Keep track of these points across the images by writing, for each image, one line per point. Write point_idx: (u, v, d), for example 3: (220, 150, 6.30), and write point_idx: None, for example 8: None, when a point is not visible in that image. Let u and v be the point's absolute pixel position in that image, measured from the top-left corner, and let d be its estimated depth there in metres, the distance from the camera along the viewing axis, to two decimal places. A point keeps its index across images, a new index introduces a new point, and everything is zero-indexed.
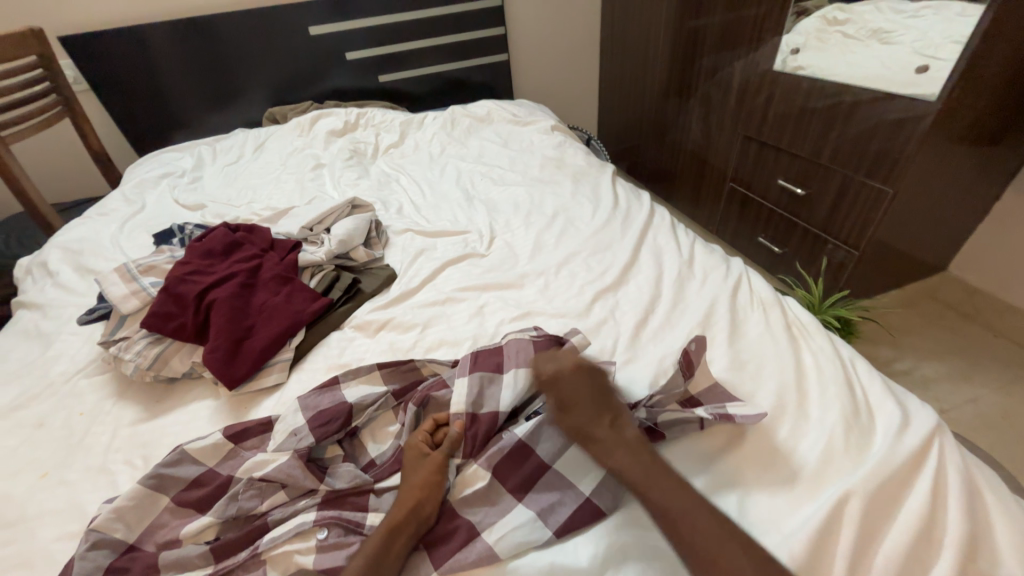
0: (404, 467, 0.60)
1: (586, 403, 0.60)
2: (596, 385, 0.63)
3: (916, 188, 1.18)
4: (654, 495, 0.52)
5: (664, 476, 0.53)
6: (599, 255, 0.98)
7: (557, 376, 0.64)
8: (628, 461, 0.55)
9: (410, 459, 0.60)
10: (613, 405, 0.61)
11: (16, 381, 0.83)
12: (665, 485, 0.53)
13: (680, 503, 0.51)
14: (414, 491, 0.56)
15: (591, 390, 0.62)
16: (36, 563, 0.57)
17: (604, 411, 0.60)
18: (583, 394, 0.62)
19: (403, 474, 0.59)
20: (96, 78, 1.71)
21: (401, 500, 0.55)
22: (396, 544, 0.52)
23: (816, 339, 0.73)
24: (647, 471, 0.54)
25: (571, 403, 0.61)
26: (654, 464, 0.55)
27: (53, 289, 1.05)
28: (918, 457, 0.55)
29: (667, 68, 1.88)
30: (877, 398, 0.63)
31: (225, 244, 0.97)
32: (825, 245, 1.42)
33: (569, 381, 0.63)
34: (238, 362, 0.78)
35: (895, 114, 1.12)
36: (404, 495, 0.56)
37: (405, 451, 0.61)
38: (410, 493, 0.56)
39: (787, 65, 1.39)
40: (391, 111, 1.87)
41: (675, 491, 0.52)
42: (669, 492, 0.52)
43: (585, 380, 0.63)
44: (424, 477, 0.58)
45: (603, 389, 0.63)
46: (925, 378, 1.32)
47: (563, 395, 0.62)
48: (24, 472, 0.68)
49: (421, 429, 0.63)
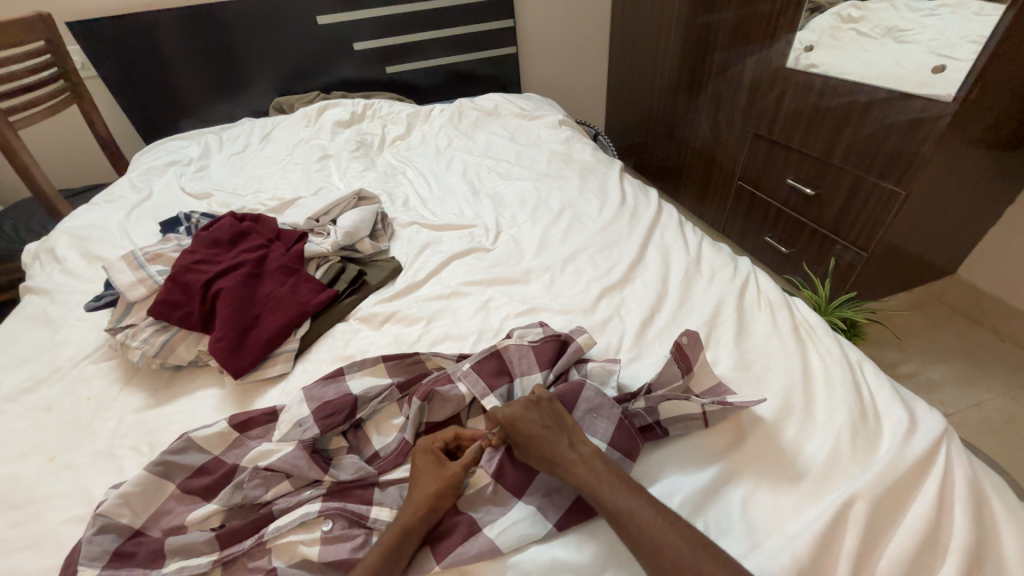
0: (415, 471, 0.58)
1: (538, 427, 0.57)
2: (552, 409, 0.59)
3: (930, 190, 1.17)
4: (622, 523, 0.49)
5: (627, 494, 0.51)
6: (606, 252, 0.97)
7: (509, 412, 0.59)
8: (595, 486, 0.52)
9: (422, 463, 0.58)
10: (573, 428, 0.57)
11: (24, 366, 0.84)
12: (635, 508, 0.50)
13: (654, 532, 0.48)
14: (425, 496, 0.55)
15: (545, 417, 0.58)
16: (44, 544, 0.58)
17: (559, 431, 0.57)
18: (539, 424, 0.57)
19: (413, 480, 0.57)
20: (105, 64, 1.71)
21: (412, 502, 0.55)
22: (405, 541, 0.52)
23: (824, 341, 0.72)
24: (616, 497, 0.51)
25: (519, 416, 0.58)
26: (621, 486, 0.52)
27: (61, 275, 1.05)
28: (926, 462, 0.55)
29: (678, 64, 1.86)
30: (884, 402, 0.62)
31: (232, 234, 0.97)
32: (833, 246, 1.40)
33: (521, 415, 0.58)
34: (243, 352, 0.78)
35: (911, 114, 1.11)
36: (416, 498, 0.55)
37: (416, 455, 0.60)
38: (421, 494, 0.55)
39: (799, 63, 1.37)
40: (398, 102, 1.85)
41: (646, 513, 0.49)
42: (638, 515, 0.49)
43: (539, 408, 0.59)
44: (438, 483, 0.56)
45: (560, 412, 0.59)
46: (930, 381, 1.31)
47: (519, 429, 0.57)
48: (31, 455, 0.69)
49: (441, 437, 0.61)
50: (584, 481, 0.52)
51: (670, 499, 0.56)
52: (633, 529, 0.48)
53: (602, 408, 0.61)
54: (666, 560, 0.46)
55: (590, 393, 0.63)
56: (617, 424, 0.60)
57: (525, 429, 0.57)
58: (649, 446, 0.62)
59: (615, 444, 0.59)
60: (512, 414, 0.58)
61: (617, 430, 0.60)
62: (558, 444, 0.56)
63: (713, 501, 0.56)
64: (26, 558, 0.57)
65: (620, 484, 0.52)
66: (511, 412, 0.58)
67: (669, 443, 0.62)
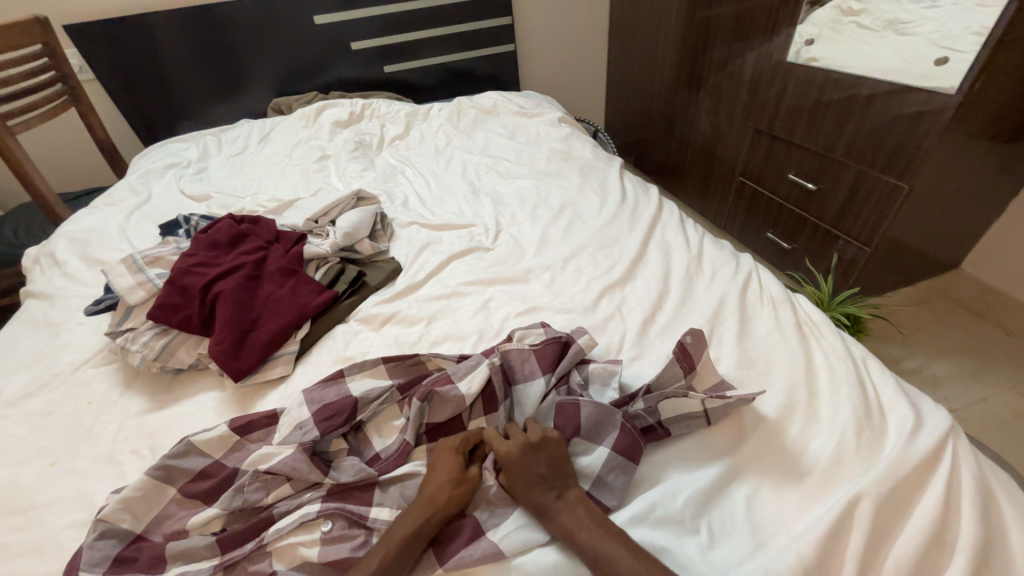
0: (434, 469, 0.58)
1: (533, 472, 0.55)
2: (555, 447, 0.57)
3: (934, 184, 1.16)
4: (602, 573, 0.48)
5: (611, 545, 0.49)
6: (607, 249, 0.97)
7: (507, 451, 0.57)
8: (577, 533, 0.50)
9: (442, 461, 0.58)
10: (568, 477, 0.56)
11: (25, 370, 0.84)
12: (616, 554, 0.48)
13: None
14: (440, 499, 0.54)
15: (541, 461, 0.56)
16: (46, 550, 0.58)
17: (553, 478, 0.55)
18: (533, 468, 0.55)
19: (428, 478, 0.57)
20: (103, 67, 1.71)
21: (424, 503, 0.54)
22: (411, 542, 0.51)
23: (827, 338, 0.72)
24: (599, 545, 0.49)
25: (512, 460, 0.56)
26: (602, 536, 0.50)
27: (61, 278, 1.05)
28: (932, 460, 0.54)
29: (678, 59, 1.85)
30: (889, 399, 0.62)
31: (231, 236, 0.96)
32: (836, 241, 1.39)
33: (517, 456, 0.56)
34: (244, 355, 0.78)
35: (913, 107, 1.10)
36: (428, 499, 0.54)
37: (438, 454, 0.59)
38: (433, 497, 0.55)
39: (800, 56, 1.36)
40: (397, 101, 1.85)
41: (625, 561, 0.47)
42: (618, 562, 0.48)
43: (537, 452, 0.57)
44: (451, 487, 0.55)
45: (559, 455, 0.57)
46: (934, 377, 1.30)
47: (512, 471, 0.56)
48: (32, 460, 0.69)
49: (459, 438, 0.61)
50: (567, 528, 0.51)
51: (673, 498, 0.55)
52: None
53: (605, 417, 0.61)
54: None
55: (589, 410, 0.61)
56: (618, 429, 0.59)
57: (520, 471, 0.55)
58: (654, 447, 0.62)
59: (616, 449, 0.58)
60: (508, 454, 0.57)
61: (618, 436, 0.59)
62: (546, 491, 0.54)
63: (716, 502, 0.55)
64: (28, 564, 0.57)
65: (600, 531, 0.50)
66: (507, 453, 0.57)
67: (673, 443, 0.61)
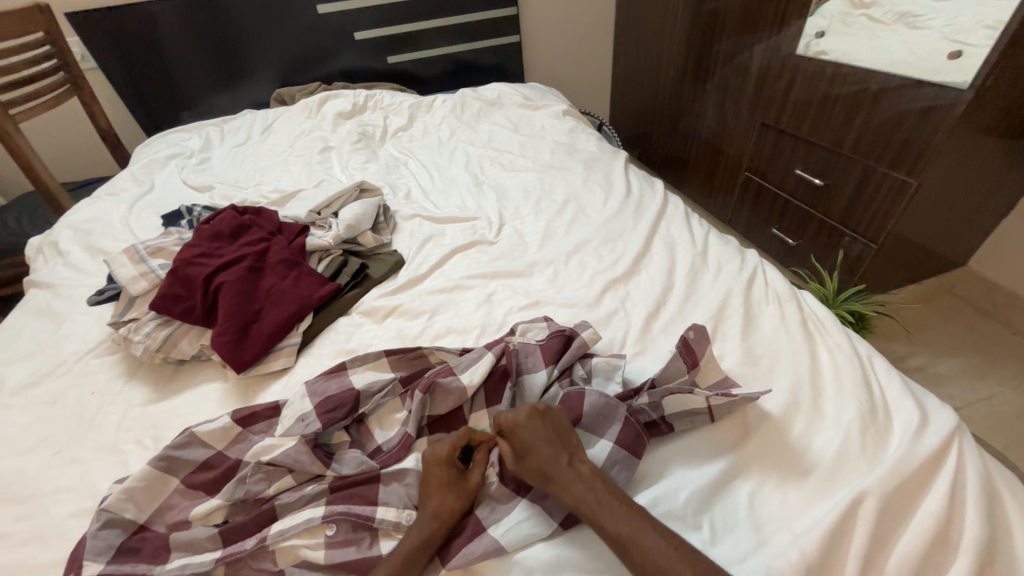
0: (431, 480, 0.56)
1: (542, 444, 0.55)
2: (558, 420, 0.58)
3: (943, 180, 1.14)
4: (626, 549, 0.48)
5: (634, 522, 0.49)
6: (611, 244, 0.96)
7: (513, 419, 0.57)
8: (594, 505, 0.50)
9: (438, 473, 0.56)
10: (577, 447, 0.56)
11: (29, 359, 0.84)
12: (640, 532, 0.48)
13: (657, 555, 0.46)
14: (446, 511, 0.54)
15: (549, 429, 0.56)
16: (50, 539, 0.58)
17: (564, 449, 0.55)
18: (542, 436, 0.55)
19: (427, 490, 0.56)
20: (105, 55, 1.70)
21: (427, 516, 0.54)
22: (419, 554, 0.51)
23: (832, 335, 0.71)
24: (620, 521, 0.49)
25: (520, 430, 0.56)
26: (622, 509, 0.50)
27: (64, 268, 1.05)
28: (937, 459, 0.53)
29: (685, 52, 1.82)
30: (895, 397, 0.61)
31: (233, 227, 0.96)
32: (841, 238, 1.38)
33: (523, 426, 0.56)
34: (246, 346, 0.78)
35: (924, 101, 1.08)
36: (433, 511, 0.54)
37: (431, 464, 0.56)
38: (438, 508, 0.54)
39: (810, 50, 1.33)
40: (400, 93, 1.83)
41: (650, 538, 0.48)
42: (642, 540, 0.48)
43: (543, 419, 0.57)
44: (454, 496, 0.55)
45: (563, 426, 0.57)
46: (938, 375, 1.29)
47: (519, 439, 0.55)
48: (36, 449, 0.69)
49: (450, 441, 0.58)
50: (585, 503, 0.51)
51: (676, 494, 0.55)
52: (636, 554, 0.47)
53: (609, 409, 0.60)
54: None
55: (594, 399, 0.61)
56: (623, 422, 0.59)
57: (528, 439, 0.55)
58: (656, 443, 0.61)
59: (620, 441, 0.58)
60: (515, 422, 0.57)
61: (621, 429, 0.59)
62: (558, 460, 0.54)
63: (720, 498, 0.55)
64: (33, 552, 0.57)
65: (621, 506, 0.51)
66: (514, 419, 0.57)
67: (675, 438, 0.61)
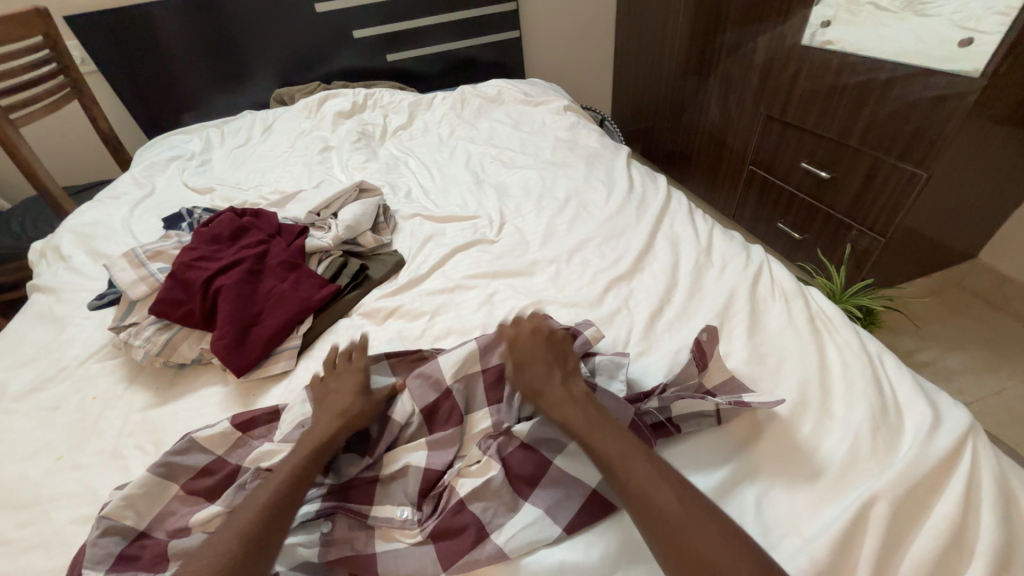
0: (336, 395, 0.64)
1: (539, 361, 0.61)
2: (557, 344, 0.64)
3: (953, 171, 1.12)
4: (607, 460, 0.50)
5: (619, 441, 0.51)
6: (613, 241, 0.95)
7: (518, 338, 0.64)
8: (585, 423, 0.53)
9: (343, 388, 0.65)
10: (573, 366, 0.61)
11: (32, 364, 0.84)
12: (621, 449, 0.50)
13: (635, 470, 0.48)
14: (342, 417, 0.61)
15: (548, 350, 0.63)
16: (52, 545, 0.58)
17: (560, 368, 0.60)
18: (541, 356, 0.62)
19: (331, 403, 0.63)
20: (106, 58, 1.70)
21: (326, 423, 0.60)
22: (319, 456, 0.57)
23: (841, 332, 0.69)
24: (605, 438, 0.52)
25: (522, 349, 0.63)
26: (608, 431, 0.52)
27: (66, 272, 1.05)
28: (951, 460, 0.52)
29: (687, 43, 1.79)
30: (907, 396, 0.60)
31: (232, 230, 0.95)
32: (849, 231, 1.36)
33: (526, 342, 0.63)
34: (246, 350, 0.78)
35: (933, 91, 1.05)
36: (333, 415, 0.61)
37: (341, 385, 0.66)
38: (335, 418, 0.61)
39: (815, 40, 1.30)
40: (400, 91, 1.82)
41: (630, 454, 0.50)
42: (623, 456, 0.50)
43: (547, 341, 0.64)
44: (347, 410, 0.62)
45: (564, 350, 0.63)
46: (948, 370, 1.27)
47: (519, 358, 0.62)
48: (39, 454, 0.69)
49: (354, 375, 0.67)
50: (574, 415, 0.54)
51: None
52: (615, 466, 0.49)
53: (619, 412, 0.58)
54: (643, 498, 0.47)
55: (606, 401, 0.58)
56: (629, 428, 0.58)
57: (526, 354, 0.62)
58: (664, 445, 0.60)
59: None
60: (520, 341, 0.64)
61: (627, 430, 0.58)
62: (553, 375, 0.59)
63: (728, 503, 0.54)
64: (35, 559, 0.57)
65: (605, 421, 0.53)
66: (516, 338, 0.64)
67: (682, 441, 0.60)
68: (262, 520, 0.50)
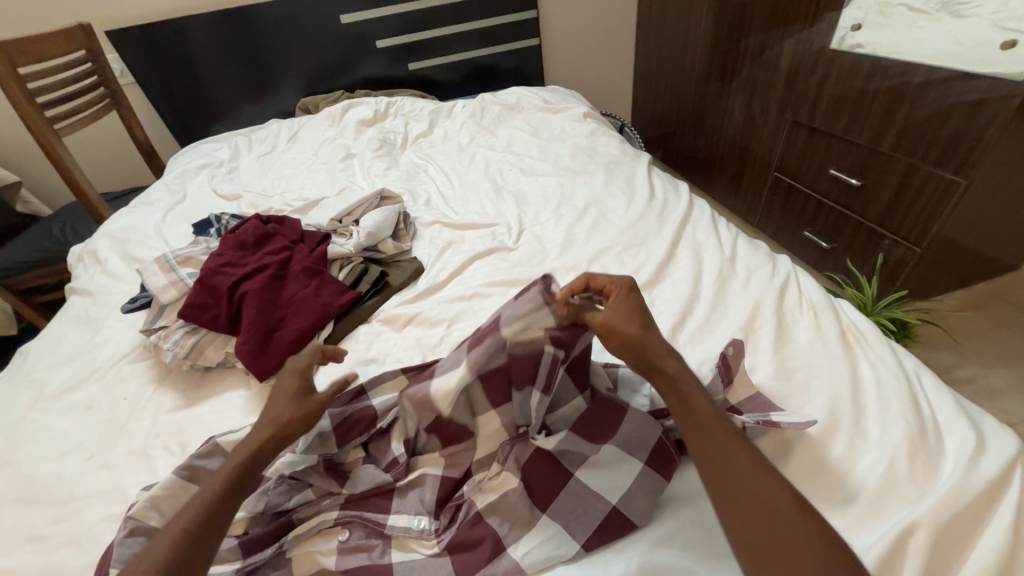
0: (278, 392, 0.61)
1: (626, 316, 0.58)
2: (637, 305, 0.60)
3: (994, 178, 1.07)
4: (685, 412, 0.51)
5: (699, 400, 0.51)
6: (633, 250, 0.93)
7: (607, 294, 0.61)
8: (672, 379, 0.53)
9: (285, 384, 0.62)
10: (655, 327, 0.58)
11: (68, 364, 0.88)
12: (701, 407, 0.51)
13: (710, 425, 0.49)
14: (283, 417, 0.58)
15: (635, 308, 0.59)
16: (82, 542, 0.60)
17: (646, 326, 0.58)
18: (629, 312, 0.59)
19: (274, 401, 0.60)
20: (143, 70, 1.78)
21: (269, 423, 0.58)
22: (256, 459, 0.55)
23: (874, 348, 0.67)
24: (686, 394, 0.52)
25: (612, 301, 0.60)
26: (694, 394, 0.52)
27: (101, 276, 1.10)
28: (997, 488, 0.49)
29: (710, 48, 1.77)
30: (947, 417, 0.57)
31: (258, 236, 0.98)
32: (881, 241, 1.31)
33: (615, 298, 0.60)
34: (268, 355, 0.79)
35: (973, 95, 1.01)
36: (268, 422, 0.58)
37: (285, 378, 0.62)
38: (273, 418, 0.58)
39: (844, 43, 1.26)
40: (421, 99, 1.84)
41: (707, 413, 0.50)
42: (700, 412, 0.50)
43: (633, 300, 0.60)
44: (289, 409, 0.59)
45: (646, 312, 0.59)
46: (990, 388, 1.21)
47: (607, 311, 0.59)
48: (72, 453, 0.72)
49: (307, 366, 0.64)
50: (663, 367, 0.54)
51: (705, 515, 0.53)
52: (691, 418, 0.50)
53: (644, 428, 0.56)
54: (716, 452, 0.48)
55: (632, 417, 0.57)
56: (656, 446, 0.56)
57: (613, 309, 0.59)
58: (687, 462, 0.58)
59: (655, 466, 0.55)
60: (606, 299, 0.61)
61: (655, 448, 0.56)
62: (641, 328, 0.57)
63: None
64: (66, 556, 0.59)
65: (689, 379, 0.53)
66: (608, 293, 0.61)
67: None
68: (198, 521, 0.49)
